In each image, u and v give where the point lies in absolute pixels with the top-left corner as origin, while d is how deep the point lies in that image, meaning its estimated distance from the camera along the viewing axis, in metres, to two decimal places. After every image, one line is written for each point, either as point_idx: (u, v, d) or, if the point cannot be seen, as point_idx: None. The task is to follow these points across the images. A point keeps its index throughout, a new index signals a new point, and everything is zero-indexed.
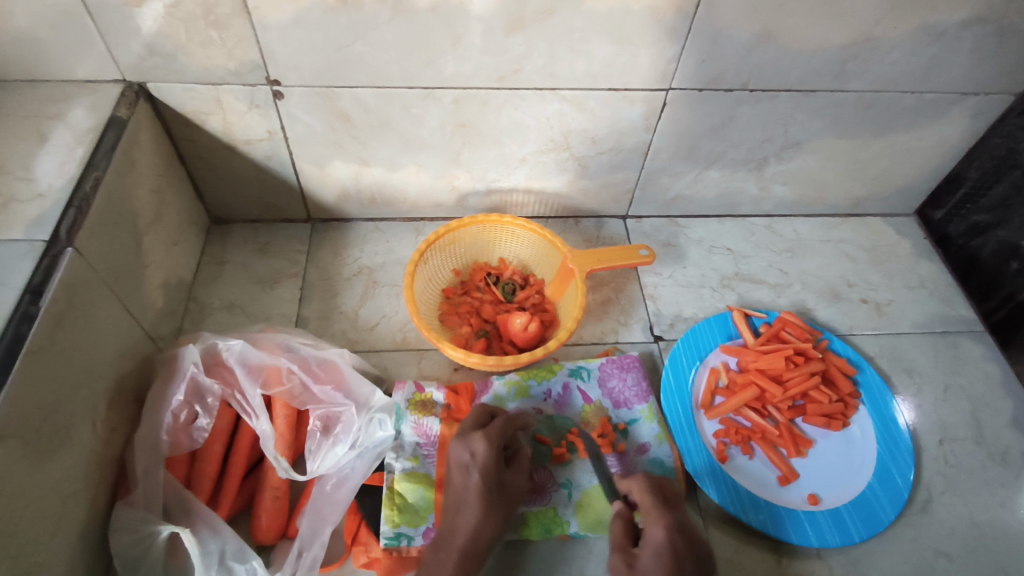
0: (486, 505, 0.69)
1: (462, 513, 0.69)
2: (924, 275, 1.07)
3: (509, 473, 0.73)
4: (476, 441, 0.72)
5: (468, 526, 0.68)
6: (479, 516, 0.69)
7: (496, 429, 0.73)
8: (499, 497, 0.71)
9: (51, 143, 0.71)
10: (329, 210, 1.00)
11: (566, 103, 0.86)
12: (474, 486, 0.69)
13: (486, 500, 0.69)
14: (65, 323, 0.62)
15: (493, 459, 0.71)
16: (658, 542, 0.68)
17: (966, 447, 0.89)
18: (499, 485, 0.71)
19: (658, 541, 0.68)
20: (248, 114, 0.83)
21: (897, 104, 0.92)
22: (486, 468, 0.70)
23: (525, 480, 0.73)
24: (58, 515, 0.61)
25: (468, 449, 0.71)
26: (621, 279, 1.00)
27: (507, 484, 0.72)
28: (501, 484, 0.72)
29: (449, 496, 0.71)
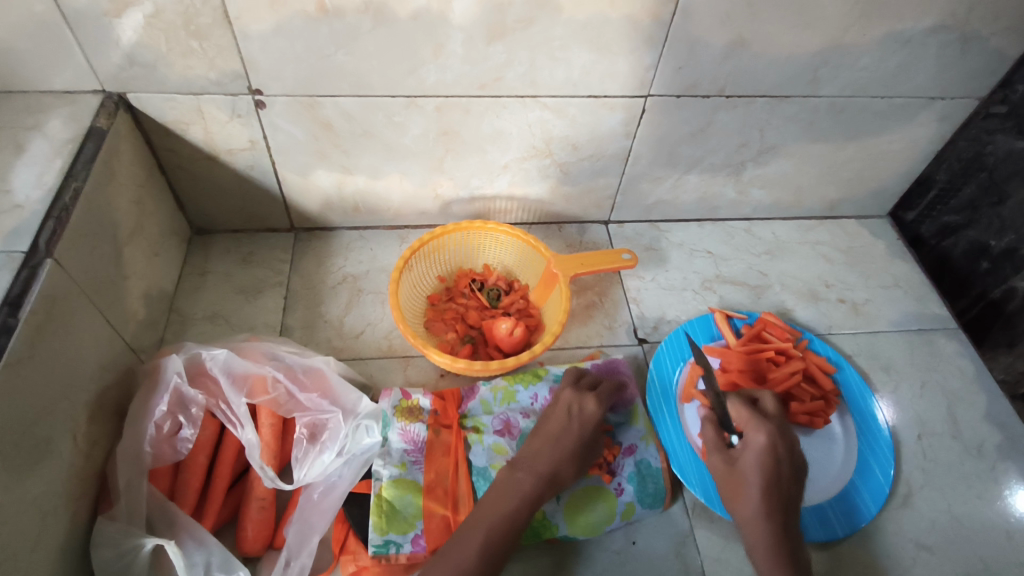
0: (572, 452, 0.74)
1: (551, 452, 0.73)
2: (898, 275, 1.10)
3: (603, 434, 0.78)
4: (588, 398, 0.78)
5: (543, 466, 0.72)
6: (572, 462, 0.73)
7: (601, 392, 0.80)
8: (586, 448, 0.75)
9: (28, 154, 0.71)
10: (312, 219, 1.00)
11: (547, 110, 0.87)
12: (575, 432, 0.75)
13: (577, 449, 0.74)
14: (44, 335, 0.61)
15: (599, 415, 0.77)
16: (759, 445, 0.73)
17: (943, 441, 0.91)
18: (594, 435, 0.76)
19: (760, 445, 0.73)
20: (230, 124, 0.83)
21: (869, 108, 0.95)
22: (589, 420, 0.76)
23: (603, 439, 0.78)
24: (38, 531, 0.59)
25: (579, 402, 0.78)
26: (605, 283, 1.01)
27: (599, 439, 0.77)
28: (595, 437, 0.77)
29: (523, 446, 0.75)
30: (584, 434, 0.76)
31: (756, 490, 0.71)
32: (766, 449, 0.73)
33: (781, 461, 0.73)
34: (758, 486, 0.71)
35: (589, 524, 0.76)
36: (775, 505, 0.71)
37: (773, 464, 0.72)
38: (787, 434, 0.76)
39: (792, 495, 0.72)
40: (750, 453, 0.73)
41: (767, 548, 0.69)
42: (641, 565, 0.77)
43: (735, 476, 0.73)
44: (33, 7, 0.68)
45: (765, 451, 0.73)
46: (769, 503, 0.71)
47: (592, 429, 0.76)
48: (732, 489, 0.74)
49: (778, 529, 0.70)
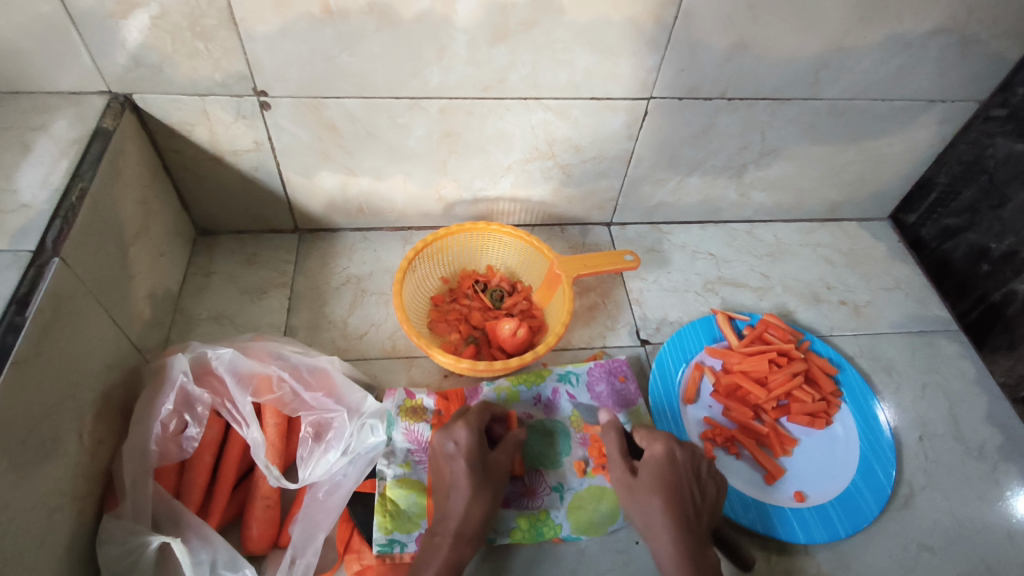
0: (478, 485, 0.70)
1: (453, 497, 0.70)
2: (899, 277, 1.10)
3: (492, 460, 0.73)
4: (458, 429, 0.73)
5: (460, 513, 0.69)
6: (477, 493, 0.70)
7: (478, 416, 0.76)
8: (483, 478, 0.71)
9: (35, 154, 0.71)
10: (316, 220, 1.01)
11: (550, 112, 0.88)
12: (462, 470, 0.70)
13: (476, 482, 0.70)
14: (51, 333, 0.61)
15: (477, 442, 0.73)
16: (657, 455, 0.74)
17: (944, 442, 0.91)
18: (484, 465, 0.72)
19: (656, 455, 0.74)
20: (235, 125, 0.84)
21: (870, 111, 0.95)
22: (471, 451, 0.72)
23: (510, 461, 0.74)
24: (44, 528, 0.60)
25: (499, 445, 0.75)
26: (608, 285, 1.01)
27: (492, 466, 0.73)
28: (487, 466, 0.73)
29: (438, 483, 0.73)
30: (475, 465, 0.71)
31: (660, 502, 0.71)
32: (664, 461, 0.74)
33: (679, 465, 0.73)
34: (662, 499, 0.71)
35: (592, 524, 0.77)
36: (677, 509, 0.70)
37: (676, 473, 0.73)
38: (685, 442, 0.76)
39: (698, 501, 0.72)
40: (653, 464, 0.74)
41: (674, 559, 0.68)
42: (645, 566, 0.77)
43: (642, 491, 0.73)
44: (41, 9, 0.68)
45: (664, 461, 0.74)
46: (671, 513, 0.70)
47: (478, 463, 0.72)
48: (634, 504, 0.73)
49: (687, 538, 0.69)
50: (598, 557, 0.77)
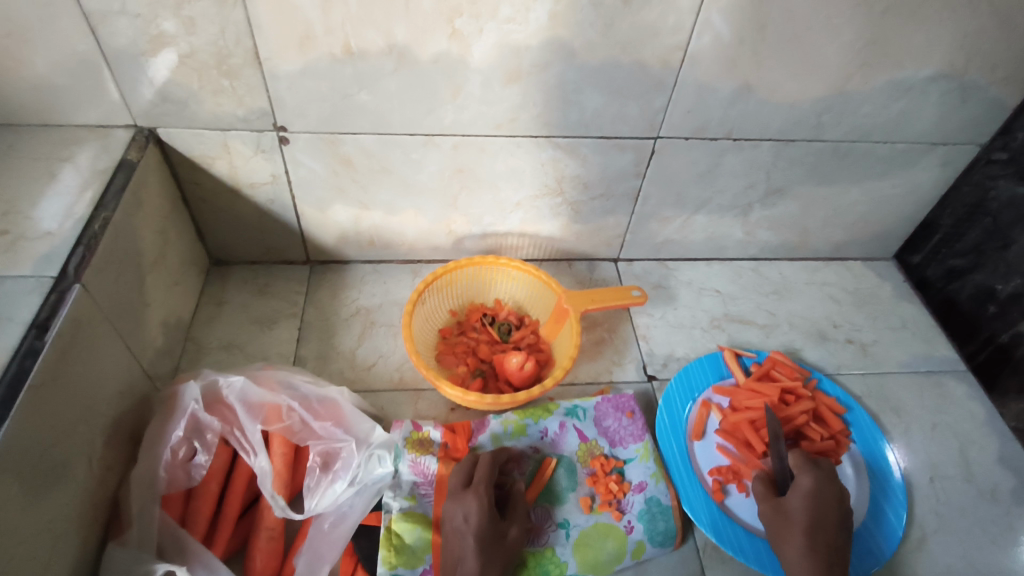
0: (487, 562, 0.67)
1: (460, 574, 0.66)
2: (906, 317, 1.11)
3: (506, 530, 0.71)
4: (468, 501, 0.71)
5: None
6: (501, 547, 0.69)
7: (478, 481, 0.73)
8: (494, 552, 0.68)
9: (61, 184, 0.73)
10: (328, 252, 1.02)
11: (560, 150, 0.90)
12: (472, 547, 0.67)
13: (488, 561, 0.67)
14: (68, 358, 0.62)
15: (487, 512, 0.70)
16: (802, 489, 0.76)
17: (956, 484, 0.90)
18: (496, 532, 0.70)
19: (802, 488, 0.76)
20: (254, 158, 0.86)
21: (872, 153, 0.98)
22: (480, 526, 0.68)
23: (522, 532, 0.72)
24: (50, 554, 0.60)
25: (461, 510, 0.70)
26: (614, 320, 1.02)
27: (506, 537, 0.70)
28: (499, 539, 0.70)
29: (446, 559, 0.69)
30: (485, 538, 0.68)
31: (799, 529, 0.73)
32: (812, 491, 0.75)
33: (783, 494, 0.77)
34: (804, 527, 0.73)
35: (598, 563, 0.76)
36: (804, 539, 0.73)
37: (822, 506, 0.75)
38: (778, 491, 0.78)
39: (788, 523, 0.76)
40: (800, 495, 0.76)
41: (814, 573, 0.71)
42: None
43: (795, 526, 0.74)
44: (76, 47, 0.71)
45: (812, 491, 0.75)
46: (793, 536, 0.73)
47: (492, 532, 0.69)
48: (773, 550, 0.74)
49: (824, 560, 0.71)
50: None
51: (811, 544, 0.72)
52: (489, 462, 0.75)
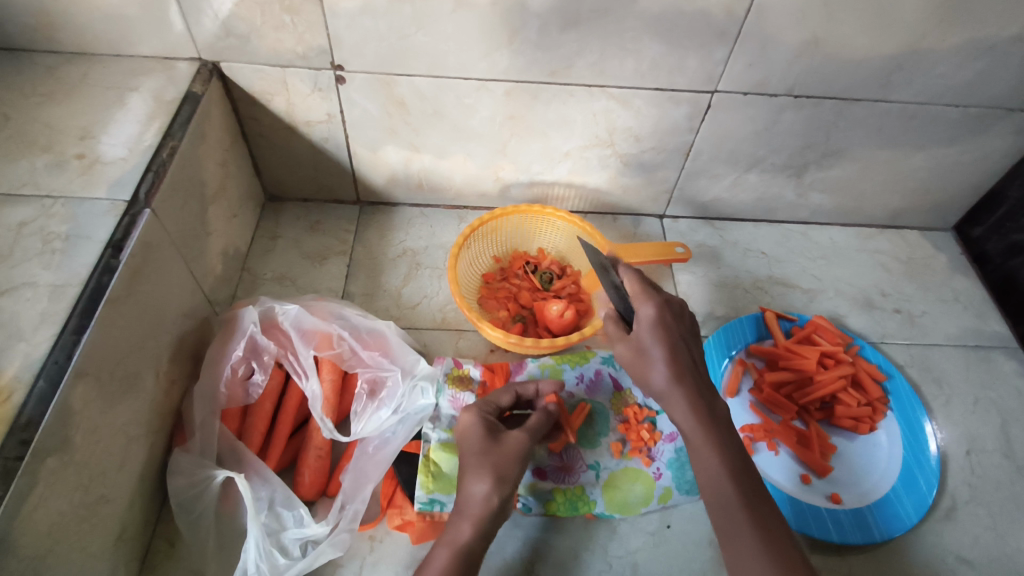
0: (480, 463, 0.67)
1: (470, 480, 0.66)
2: (959, 290, 1.08)
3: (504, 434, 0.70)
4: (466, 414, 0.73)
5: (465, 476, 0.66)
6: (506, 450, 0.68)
7: (489, 402, 0.75)
8: (491, 453, 0.68)
9: (132, 113, 0.77)
10: (377, 193, 1.05)
11: (613, 100, 0.89)
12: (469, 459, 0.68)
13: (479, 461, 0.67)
14: (139, 277, 0.67)
15: (485, 421, 0.71)
16: (649, 318, 0.68)
17: (994, 459, 0.89)
18: (495, 439, 0.70)
19: (649, 316, 0.68)
20: (311, 96, 0.88)
21: (941, 117, 0.93)
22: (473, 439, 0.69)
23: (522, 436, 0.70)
24: (123, 454, 0.65)
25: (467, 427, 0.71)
26: (656, 275, 1.02)
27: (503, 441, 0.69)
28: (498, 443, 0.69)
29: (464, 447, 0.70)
30: (473, 444, 0.69)
31: (661, 356, 0.66)
32: (656, 318, 0.68)
33: (673, 322, 0.68)
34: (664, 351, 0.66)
35: (626, 503, 0.78)
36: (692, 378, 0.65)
37: (669, 328, 0.67)
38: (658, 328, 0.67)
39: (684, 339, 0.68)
40: (644, 325, 0.68)
41: (696, 429, 0.62)
42: (677, 548, 0.77)
43: (640, 360, 0.67)
44: None
45: (656, 319, 0.68)
46: (676, 367, 0.65)
47: (485, 439, 0.69)
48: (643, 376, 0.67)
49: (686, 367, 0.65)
50: (631, 535, 0.78)
51: (676, 369, 0.65)
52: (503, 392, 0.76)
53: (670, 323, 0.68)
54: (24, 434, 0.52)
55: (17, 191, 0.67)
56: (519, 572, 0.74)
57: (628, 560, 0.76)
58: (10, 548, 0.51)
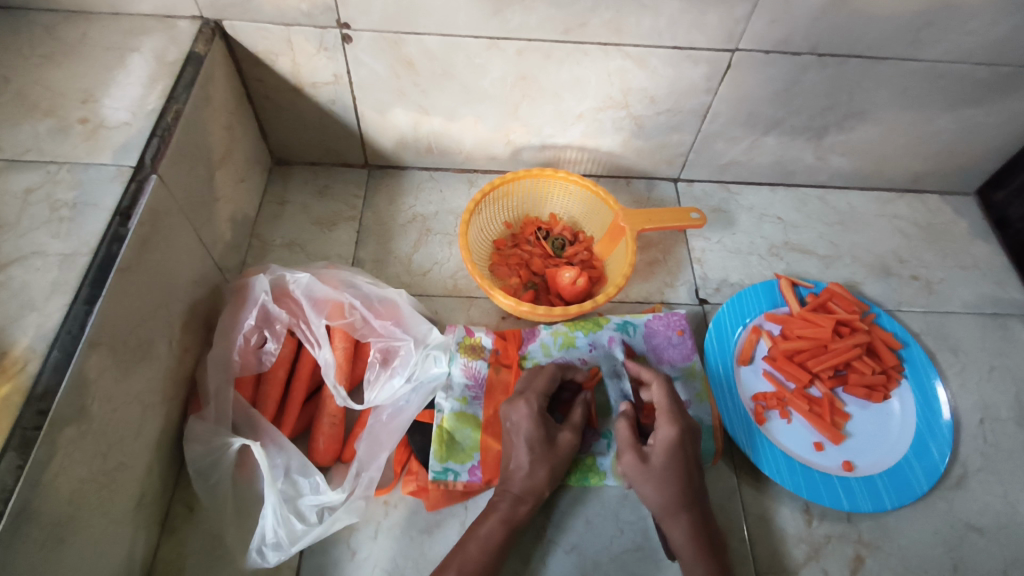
0: (537, 459, 0.71)
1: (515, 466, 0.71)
2: (978, 256, 1.05)
3: (558, 434, 0.73)
4: (520, 405, 0.74)
5: (522, 474, 0.70)
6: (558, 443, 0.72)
7: (541, 390, 0.75)
8: (547, 452, 0.72)
9: (134, 75, 0.74)
10: (385, 157, 1.02)
11: (629, 60, 0.86)
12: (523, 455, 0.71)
13: (539, 458, 0.71)
14: (149, 245, 0.66)
15: (540, 417, 0.73)
16: (666, 442, 0.71)
17: (1007, 427, 0.89)
18: (548, 439, 0.72)
19: (668, 440, 0.71)
20: (317, 56, 0.85)
21: (971, 76, 0.89)
22: (530, 433, 0.72)
23: (574, 437, 0.74)
24: (139, 422, 0.66)
25: (513, 418, 0.73)
26: (670, 241, 1.01)
27: (557, 441, 0.73)
28: (552, 442, 0.73)
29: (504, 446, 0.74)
30: (534, 443, 0.71)
31: (671, 483, 0.69)
32: (675, 444, 0.70)
33: (690, 445, 0.72)
34: (676, 482, 0.69)
35: None
36: (691, 509, 0.69)
37: (685, 456, 0.71)
38: (673, 457, 0.70)
39: (693, 456, 0.72)
40: (663, 448, 0.70)
41: (690, 551, 0.68)
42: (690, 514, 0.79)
43: (649, 477, 0.70)
44: None
45: (674, 444, 0.70)
46: (682, 498, 0.69)
47: (542, 438, 0.72)
48: (645, 490, 0.70)
49: (691, 499, 0.70)
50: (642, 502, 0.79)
51: (682, 499, 0.69)
52: (551, 375, 0.77)
53: (687, 453, 0.71)
54: (41, 404, 0.52)
55: (20, 158, 0.66)
56: (531, 537, 0.76)
57: (639, 525, 0.77)
58: (33, 515, 0.51)
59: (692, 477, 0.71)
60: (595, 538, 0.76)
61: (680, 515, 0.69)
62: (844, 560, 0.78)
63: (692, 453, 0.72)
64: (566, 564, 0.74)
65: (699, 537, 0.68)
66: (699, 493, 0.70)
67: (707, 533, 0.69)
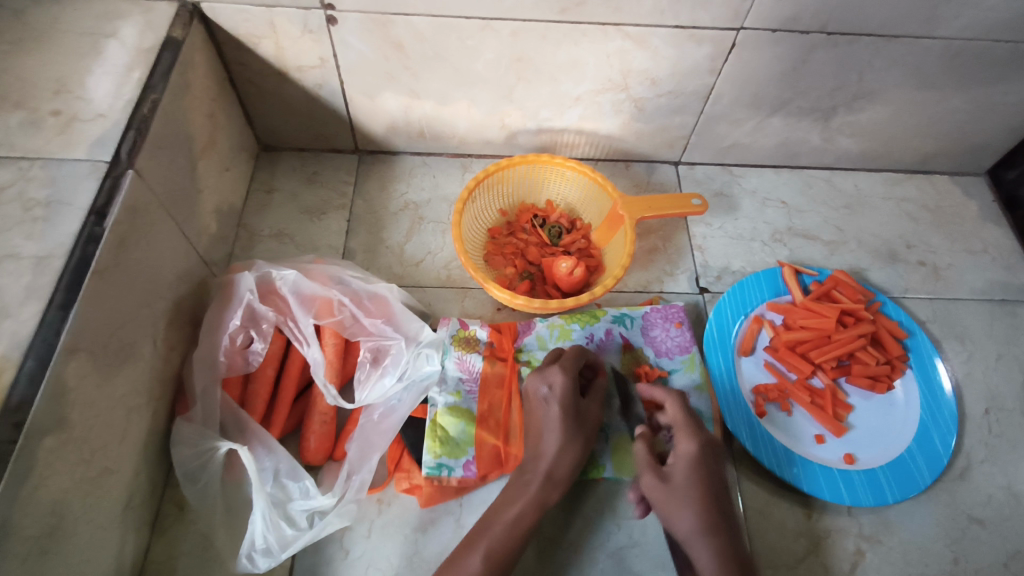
0: (570, 430, 0.70)
1: (545, 438, 0.69)
2: (988, 240, 1.02)
3: (587, 405, 0.72)
4: (553, 373, 0.72)
5: (551, 452, 0.68)
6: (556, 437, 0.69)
7: (574, 361, 0.74)
8: (578, 423, 0.70)
9: (109, 63, 0.71)
10: (377, 142, 0.99)
11: (629, 40, 0.82)
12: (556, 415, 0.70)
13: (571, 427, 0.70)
14: (127, 244, 0.63)
15: (571, 386, 0.72)
16: (687, 456, 0.67)
17: (1013, 417, 0.87)
18: (578, 409, 0.71)
19: (689, 455, 0.67)
20: (302, 39, 0.81)
21: (988, 54, 0.85)
22: (566, 397, 0.71)
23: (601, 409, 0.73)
24: (124, 426, 0.64)
25: (546, 381, 0.72)
26: (670, 228, 0.98)
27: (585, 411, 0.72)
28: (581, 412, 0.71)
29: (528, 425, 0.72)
30: (567, 408, 0.70)
31: (692, 503, 0.64)
32: (696, 461, 0.67)
33: (713, 461, 0.68)
34: (697, 498, 0.64)
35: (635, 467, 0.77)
36: (717, 531, 0.63)
37: (707, 474, 0.66)
38: (696, 473, 0.66)
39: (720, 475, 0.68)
40: (682, 463, 0.67)
41: None
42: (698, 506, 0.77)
43: (670, 495, 0.65)
44: None
45: (695, 459, 0.67)
46: (706, 518, 0.63)
47: (575, 404, 0.71)
48: (665, 510, 0.65)
49: (717, 522, 0.64)
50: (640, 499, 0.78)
51: (707, 520, 0.63)
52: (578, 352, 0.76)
53: (710, 471, 0.67)
54: (17, 416, 0.51)
55: None
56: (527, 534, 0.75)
57: (636, 522, 0.76)
58: (13, 530, 0.50)
59: (718, 497, 0.65)
60: (592, 535, 0.75)
61: (705, 540, 0.63)
62: (845, 554, 0.77)
63: (718, 471, 0.68)
64: (562, 561, 0.74)
65: (729, 563, 0.61)
66: (725, 514, 0.65)
67: (738, 557, 0.62)
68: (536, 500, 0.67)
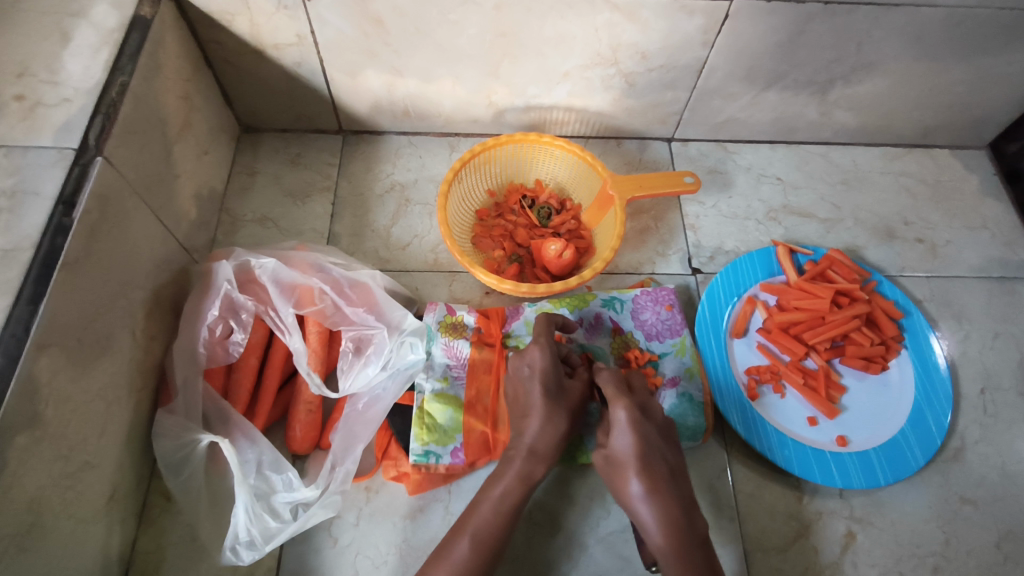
0: (553, 408, 0.68)
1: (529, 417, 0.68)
2: (988, 216, 1.00)
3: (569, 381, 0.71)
4: (532, 352, 0.71)
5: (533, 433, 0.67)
6: (543, 424, 0.67)
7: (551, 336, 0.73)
8: (560, 399, 0.69)
9: (74, 43, 0.68)
10: (360, 121, 0.96)
11: (618, 12, 0.79)
12: (538, 392, 0.68)
13: (555, 405, 0.68)
14: (99, 234, 0.62)
15: (551, 363, 0.70)
16: (622, 423, 0.65)
17: (1008, 397, 0.86)
18: (561, 385, 0.70)
19: (623, 422, 0.65)
20: (276, 15, 0.78)
21: (992, 22, 0.82)
22: (546, 374, 0.69)
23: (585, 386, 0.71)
24: (104, 419, 0.63)
25: (527, 360, 0.71)
26: (663, 207, 0.96)
27: (567, 388, 0.70)
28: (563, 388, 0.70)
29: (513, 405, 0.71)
30: (547, 384, 0.69)
31: (633, 469, 0.63)
32: (630, 424, 0.65)
33: (648, 425, 0.66)
34: (632, 466, 0.63)
35: None
36: (662, 494, 0.62)
37: (644, 437, 0.65)
38: (632, 438, 0.65)
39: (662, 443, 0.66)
40: (618, 429, 0.65)
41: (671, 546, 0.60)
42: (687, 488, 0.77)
43: (613, 466, 0.65)
44: None
45: (630, 423, 0.65)
46: (648, 483, 0.63)
47: (557, 381, 0.70)
48: (615, 485, 0.65)
49: (660, 487, 0.63)
50: None
51: (649, 486, 0.62)
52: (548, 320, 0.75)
53: (646, 435, 0.65)
54: None
55: None
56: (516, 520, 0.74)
57: None
58: None
59: (659, 463, 0.64)
60: (581, 520, 0.75)
61: (650, 508, 0.62)
62: (835, 536, 0.77)
63: (654, 435, 0.66)
64: (552, 546, 0.73)
65: (675, 528, 0.61)
66: (669, 480, 0.64)
67: (687, 520, 0.61)
68: (523, 487, 0.66)
